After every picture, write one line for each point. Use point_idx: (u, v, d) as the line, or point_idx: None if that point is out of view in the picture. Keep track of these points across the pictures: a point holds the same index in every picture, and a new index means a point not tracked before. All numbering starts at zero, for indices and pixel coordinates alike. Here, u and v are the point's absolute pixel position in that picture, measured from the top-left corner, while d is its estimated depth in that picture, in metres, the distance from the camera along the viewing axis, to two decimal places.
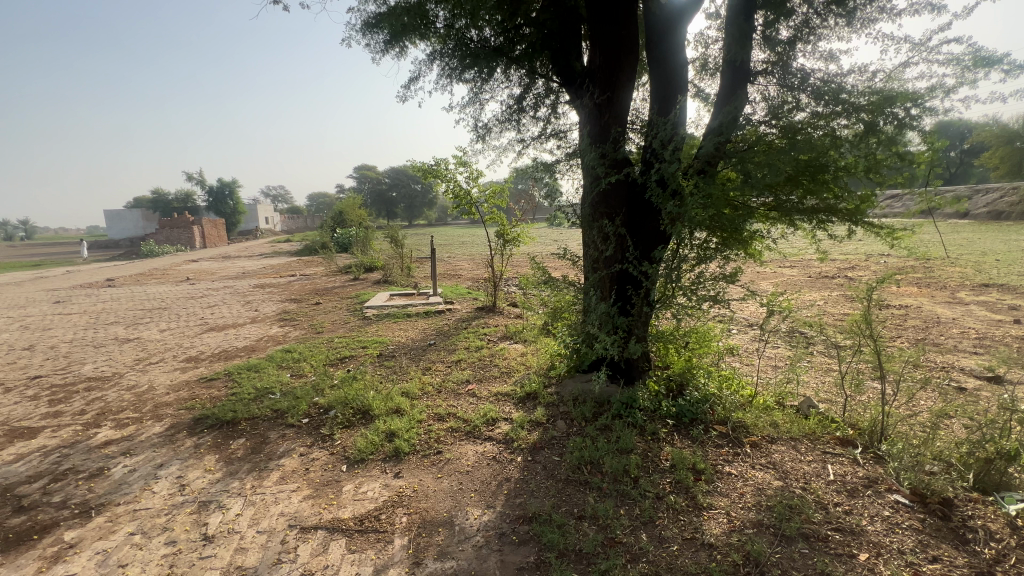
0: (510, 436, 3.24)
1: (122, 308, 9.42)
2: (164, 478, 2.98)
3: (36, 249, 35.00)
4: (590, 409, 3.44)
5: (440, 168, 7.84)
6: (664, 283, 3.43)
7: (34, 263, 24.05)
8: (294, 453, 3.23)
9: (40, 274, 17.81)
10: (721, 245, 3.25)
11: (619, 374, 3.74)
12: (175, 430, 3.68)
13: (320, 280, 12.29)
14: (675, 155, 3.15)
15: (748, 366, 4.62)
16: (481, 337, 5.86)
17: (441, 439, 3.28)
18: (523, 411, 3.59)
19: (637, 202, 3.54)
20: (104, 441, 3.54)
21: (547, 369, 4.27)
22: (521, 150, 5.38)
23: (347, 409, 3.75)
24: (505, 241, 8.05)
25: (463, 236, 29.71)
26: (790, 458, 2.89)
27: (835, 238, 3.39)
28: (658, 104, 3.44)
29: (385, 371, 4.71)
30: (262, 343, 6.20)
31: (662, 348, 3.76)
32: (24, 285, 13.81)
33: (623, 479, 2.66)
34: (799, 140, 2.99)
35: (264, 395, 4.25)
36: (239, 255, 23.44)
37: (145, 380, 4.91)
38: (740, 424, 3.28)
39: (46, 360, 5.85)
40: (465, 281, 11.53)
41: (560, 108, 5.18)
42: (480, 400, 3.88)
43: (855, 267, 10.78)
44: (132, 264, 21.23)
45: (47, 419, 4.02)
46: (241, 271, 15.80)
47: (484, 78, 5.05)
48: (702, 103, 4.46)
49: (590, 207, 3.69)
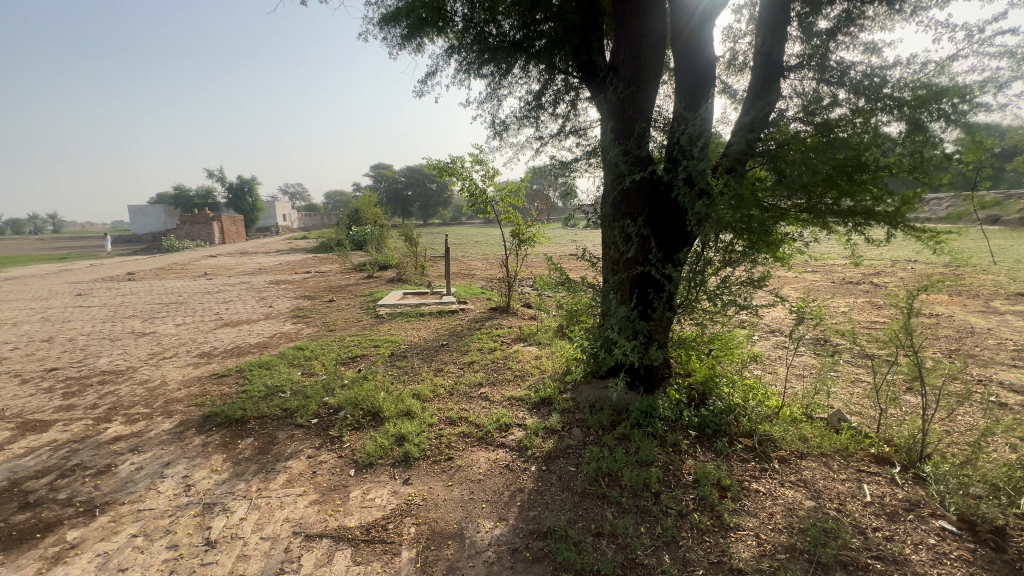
0: (523, 444, 3.11)
1: (141, 301, 9.54)
2: (170, 477, 2.92)
3: (63, 243, 35.94)
4: (608, 417, 3.29)
5: (456, 167, 7.75)
6: (687, 286, 3.27)
7: (59, 255, 24.69)
8: (302, 454, 3.15)
9: (64, 267, 18.22)
10: (748, 250, 3.07)
11: (639, 382, 3.58)
12: (185, 427, 3.64)
13: (334, 278, 12.33)
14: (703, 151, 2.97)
15: (773, 375, 4.42)
16: (495, 338, 5.75)
17: (452, 444, 3.17)
18: (538, 417, 3.46)
19: (661, 201, 3.37)
20: (114, 437, 3.50)
21: (562, 373, 4.13)
22: (539, 148, 5.25)
23: (357, 410, 3.66)
24: (520, 240, 7.90)
25: (478, 236, 29.66)
26: (822, 476, 2.72)
27: (873, 243, 3.19)
28: (684, 99, 3.28)
29: (396, 372, 4.61)
30: (275, 340, 6.18)
31: (684, 354, 3.63)
32: (49, 278, 14.11)
33: (644, 494, 2.52)
34: (835, 139, 2.83)
35: (275, 393, 4.20)
36: (255, 251, 23.71)
37: (158, 374, 4.91)
38: (768, 437, 3.09)
39: (64, 352, 5.91)
40: (479, 280, 11.42)
41: (579, 105, 5.04)
42: (493, 404, 3.76)
43: (881, 272, 10.43)
44: (152, 258, 21.64)
45: (59, 412, 4.02)
46: (258, 267, 15.96)
47: (503, 73, 4.93)
48: (729, 100, 4.27)
49: (611, 206, 3.52)
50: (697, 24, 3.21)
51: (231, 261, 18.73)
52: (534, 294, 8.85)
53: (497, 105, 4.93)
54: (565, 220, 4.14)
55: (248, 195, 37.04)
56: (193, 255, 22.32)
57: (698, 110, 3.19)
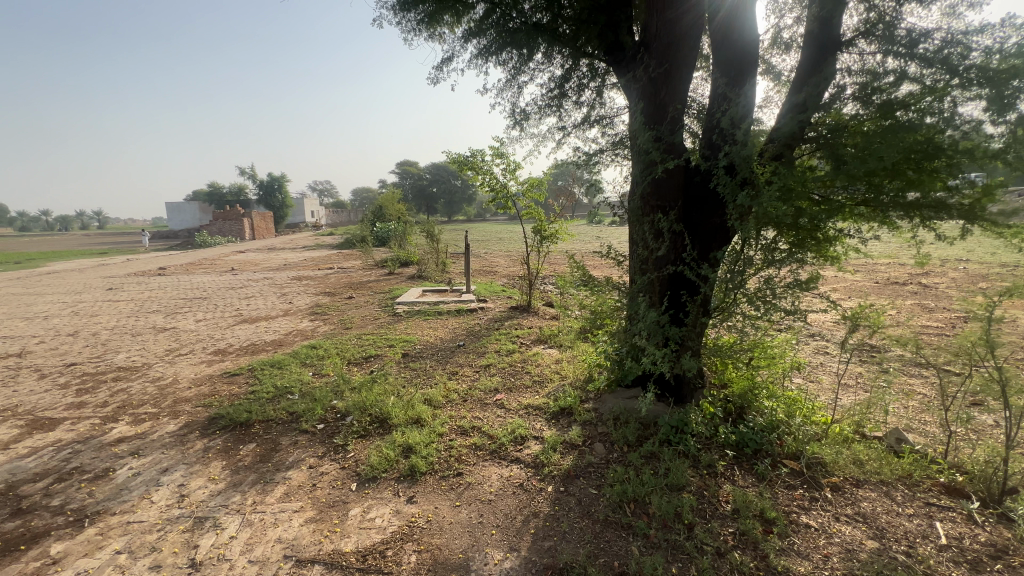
0: (539, 460, 2.84)
1: (167, 296, 9.68)
2: (165, 485, 2.77)
3: (104, 239, 37.43)
4: (634, 432, 2.98)
5: (476, 160, 7.50)
6: (724, 289, 2.94)
7: (98, 250, 25.71)
8: (303, 464, 2.96)
9: (102, 261, 18.87)
10: (790, 253, 2.76)
11: (668, 393, 3.25)
12: (189, 429, 3.51)
13: (355, 274, 12.29)
14: (746, 136, 2.61)
15: (818, 389, 4.02)
16: (514, 339, 5.48)
17: (463, 458, 2.92)
18: (556, 429, 3.17)
19: (696, 192, 3.01)
20: (117, 439, 3.39)
21: (584, 380, 3.83)
22: (561, 139, 4.94)
23: (364, 417, 3.46)
24: (542, 237, 7.62)
25: (501, 232, 29.44)
26: (884, 510, 2.35)
27: (945, 241, 2.76)
28: (722, 79, 2.91)
29: (409, 374, 4.41)
30: (290, 337, 6.08)
31: (719, 363, 3.29)
32: (85, 273, 14.55)
33: (675, 526, 2.21)
34: (897, 125, 2.48)
35: (283, 395, 4.05)
36: (282, 247, 24.07)
37: (171, 372, 4.84)
38: (817, 461, 2.73)
39: (85, 347, 5.94)
40: (500, 278, 11.20)
41: (605, 93, 4.71)
42: (509, 413, 3.50)
43: (930, 272, 9.70)
44: (184, 253, 22.23)
45: (69, 410, 3.96)
46: (283, 263, 16.17)
47: (523, 59, 4.64)
48: (773, 82, 3.88)
49: (639, 199, 3.13)
50: (727, 14, 2.84)
51: (257, 257, 19.02)
52: (555, 293, 8.55)
53: (516, 92, 4.64)
54: (588, 216, 3.81)
55: (278, 192, 37.79)
56: (222, 250, 22.73)
57: (740, 91, 2.82)
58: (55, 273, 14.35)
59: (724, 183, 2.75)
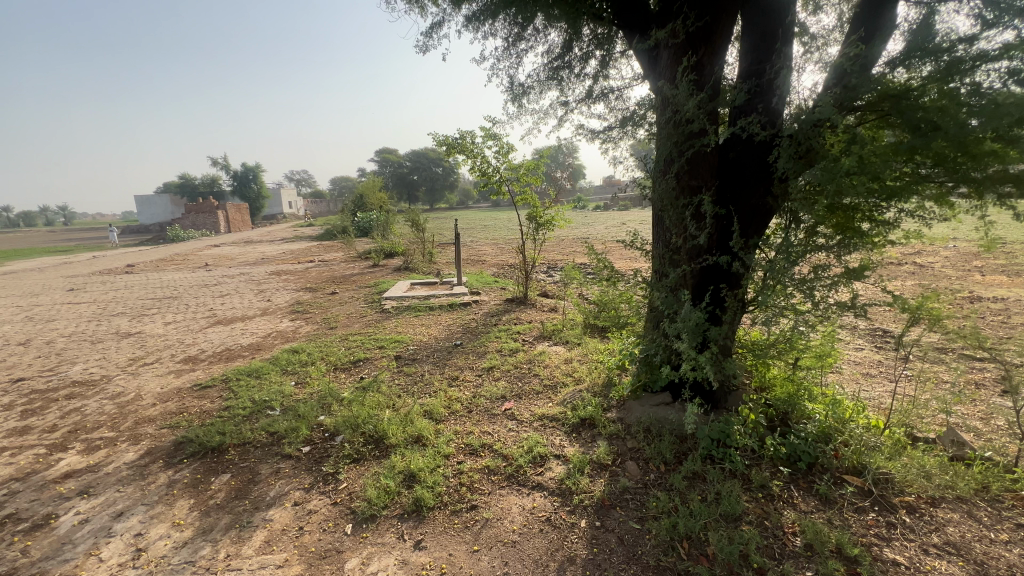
0: (566, 486, 2.43)
1: (133, 297, 8.97)
2: (119, 536, 2.29)
3: (69, 235, 35.62)
4: (671, 448, 2.59)
5: (467, 142, 6.96)
6: (766, 279, 2.57)
7: (61, 247, 24.37)
8: (286, 501, 2.51)
9: (66, 260, 17.81)
10: (837, 237, 2.47)
11: (703, 398, 2.87)
12: (151, 458, 3.02)
13: (338, 267, 11.69)
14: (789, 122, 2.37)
15: (852, 385, 3.71)
16: (515, 336, 5.07)
17: (476, 486, 2.50)
18: (580, 445, 2.78)
19: (730, 167, 2.67)
20: (63, 474, 2.88)
21: (603, 384, 3.43)
22: (563, 115, 4.51)
23: (356, 436, 3.01)
24: (537, 224, 7.17)
25: (486, 220, 28.90)
26: (975, 537, 2.02)
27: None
28: (759, 41, 2.50)
29: (404, 382, 3.96)
30: (269, 340, 5.56)
31: (759, 364, 2.92)
32: (43, 272, 13.55)
33: (743, 571, 1.84)
34: (972, 87, 2.09)
35: (262, 411, 3.56)
36: (258, 241, 23.12)
37: (133, 386, 4.29)
38: (884, 476, 2.38)
39: (37, 358, 5.32)
40: (490, 267, 10.76)
41: (611, 65, 4.29)
42: (521, 426, 3.08)
43: (922, 253, 9.62)
44: (152, 248, 21.08)
45: (10, 437, 3.42)
46: (262, 256, 15.46)
47: (522, 25, 4.16)
48: (807, 46, 3.49)
49: (672, 177, 2.69)
50: None
51: (231, 251, 18.14)
52: (551, 283, 8.14)
53: (515, 63, 4.17)
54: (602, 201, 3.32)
55: (252, 182, 36.37)
56: (195, 245, 21.69)
57: (778, 57, 2.45)
58: (12, 273, 13.33)
59: (781, 154, 2.37)
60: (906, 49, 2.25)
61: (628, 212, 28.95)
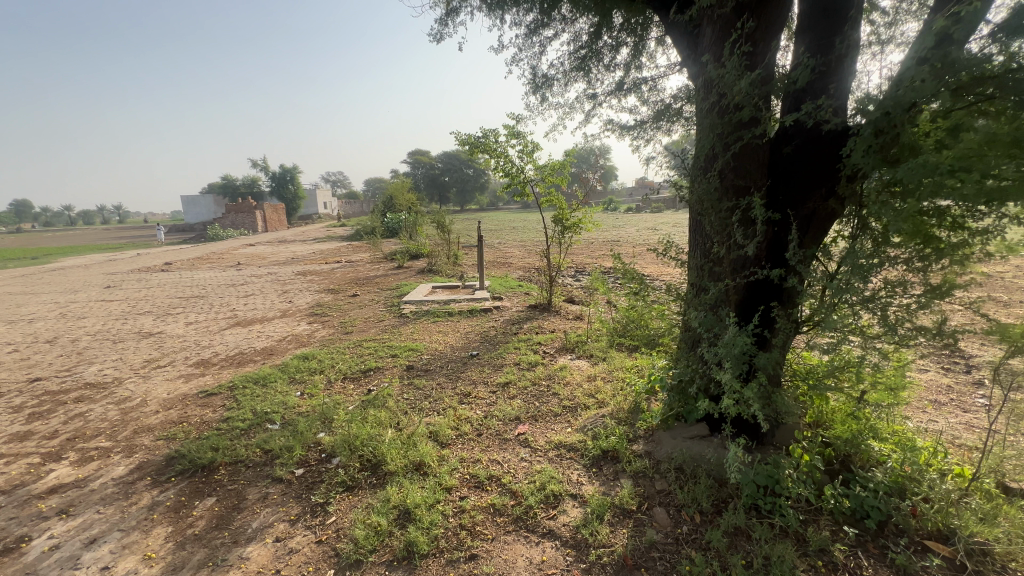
0: (581, 536, 2.08)
1: (163, 295, 9.11)
2: (85, 568, 2.09)
3: (119, 233, 37.41)
4: (708, 496, 2.20)
5: (490, 141, 6.67)
6: (826, 299, 2.15)
7: (108, 244, 25.55)
8: (267, 535, 2.25)
9: (111, 257, 18.58)
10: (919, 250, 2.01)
11: (746, 434, 2.48)
12: (140, 474, 2.84)
13: (363, 268, 11.64)
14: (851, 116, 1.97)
15: (924, 418, 3.19)
16: (535, 347, 4.73)
17: (477, 529, 2.18)
18: (599, 484, 2.41)
19: (787, 165, 2.23)
20: (49, 488, 2.73)
21: (629, 410, 3.05)
22: (590, 109, 4.15)
23: (353, 460, 2.75)
24: (563, 227, 6.80)
25: (514, 222, 28.65)
26: None
27: None
28: (825, 13, 2.07)
29: (413, 396, 3.69)
30: (283, 344, 5.42)
31: (813, 396, 2.49)
32: (86, 269, 14.11)
33: None
34: None
35: (261, 425, 3.36)
36: (290, 240, 23.61)
37: (141, 390, 4.19)
38: (980, 546, 1.92)
39: (59, 357, 5.34)
40: (516, 270, 10.46)
41: (645, 53, 3.90)
42: (535, 455, 2.74)
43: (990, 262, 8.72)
44: (189, 247, 21.78)
45: (10, 442, 3.33)
46: (293, 256, 15.68)
47: (546, 11, 3.84)
48: (879, 21, 3.01)
49: (715, 175, 2.28)
50: None
51: (264, 250, 18.51)
52: (577, 289, 7.76)
53: (538, 51, 3.85)
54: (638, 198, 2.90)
55: (289, 183, 37.32)
56: (232, 244, 22.24)
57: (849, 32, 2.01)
58: (58, 270, 13.96)
59: (855, 147, 1.91)
60: (1010, 16, 1.72)
61: (661, 215, 28.14)
